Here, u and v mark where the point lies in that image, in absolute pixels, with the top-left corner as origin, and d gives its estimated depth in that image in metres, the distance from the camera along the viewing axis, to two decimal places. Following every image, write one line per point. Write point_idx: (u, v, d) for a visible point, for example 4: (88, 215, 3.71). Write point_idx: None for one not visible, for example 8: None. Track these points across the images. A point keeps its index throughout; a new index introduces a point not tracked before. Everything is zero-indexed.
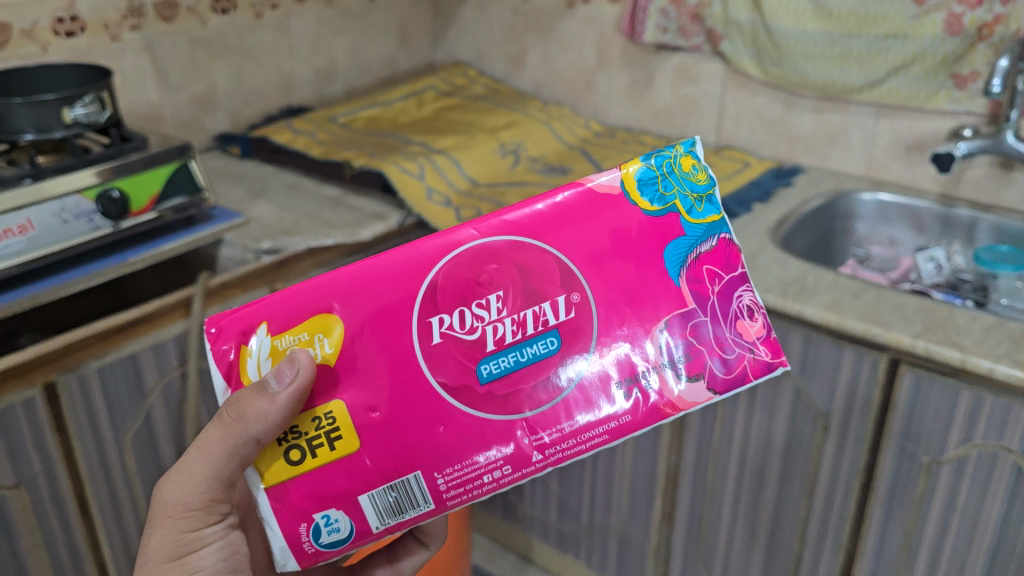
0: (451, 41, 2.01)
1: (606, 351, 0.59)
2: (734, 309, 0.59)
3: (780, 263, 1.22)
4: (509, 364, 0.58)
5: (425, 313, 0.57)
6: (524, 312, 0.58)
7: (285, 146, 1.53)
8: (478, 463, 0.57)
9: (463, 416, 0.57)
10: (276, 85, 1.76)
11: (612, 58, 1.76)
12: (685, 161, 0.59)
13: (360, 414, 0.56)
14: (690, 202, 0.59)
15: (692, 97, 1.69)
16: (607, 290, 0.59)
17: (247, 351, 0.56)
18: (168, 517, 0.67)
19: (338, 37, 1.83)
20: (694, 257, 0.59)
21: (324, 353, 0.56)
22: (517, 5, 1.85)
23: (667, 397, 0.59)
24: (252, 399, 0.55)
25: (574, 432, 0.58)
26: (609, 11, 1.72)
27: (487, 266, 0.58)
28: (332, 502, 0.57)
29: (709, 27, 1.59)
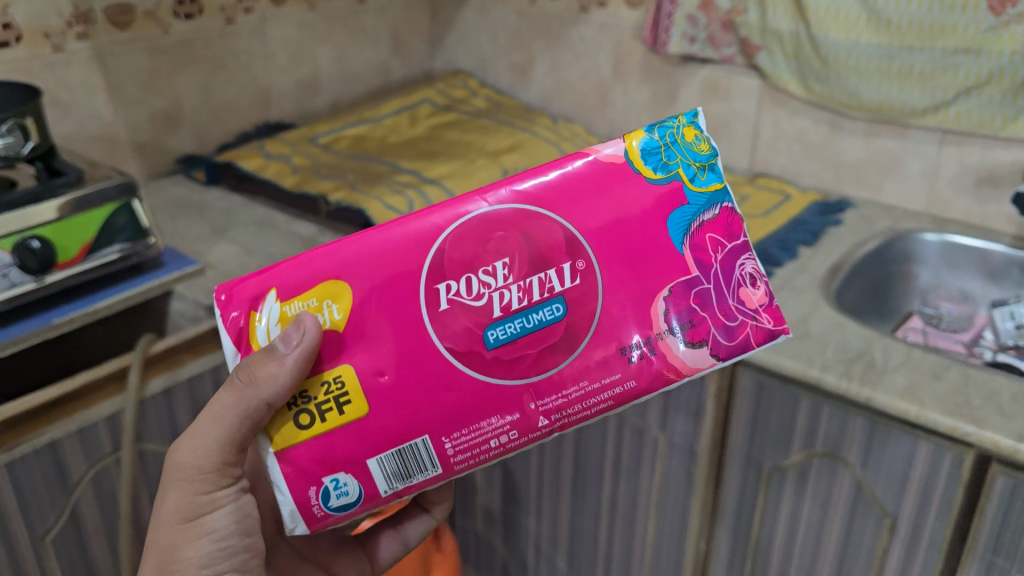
0: (451, 47, 1.79)
1: (611, 320, 0.61)
2: (736, 277, 0.61)
3: (839, 330, 1.01)
4: (516, 330, 0.60)
5: (432, 280, 0.59)
6: (531, 279, 0.60)
7: (254, 174, 1.33)
8: (488, 424, 0.59)
9: (473, 381, 0.59)
10: (252, 99, 1.55)
11: (632, 70, 1.55)
12: (687, 133, 0.62)
13: (366, 377, 0.58)
14: (693, 171, 0.61)
15: (723, 116, 1.48)
16: (615, 260, 0.61)
17: (256, 317, 0.59)
18: (181, 479, 0.63)
19: (323, 43, 1.62)
20: (698, 225, 0.61)
21: (332, 319, 0.58)
22: (524, 8, 1.64)
23: (673, 363, 0.60)
24: (262, 363, 0.56)
25: (581, 396, 0.60)
26: (629, 17, 1.51)
27: (494, 234, 0.60)
28: (339, 465, 0.58)
29: (745, 36, 1.39)
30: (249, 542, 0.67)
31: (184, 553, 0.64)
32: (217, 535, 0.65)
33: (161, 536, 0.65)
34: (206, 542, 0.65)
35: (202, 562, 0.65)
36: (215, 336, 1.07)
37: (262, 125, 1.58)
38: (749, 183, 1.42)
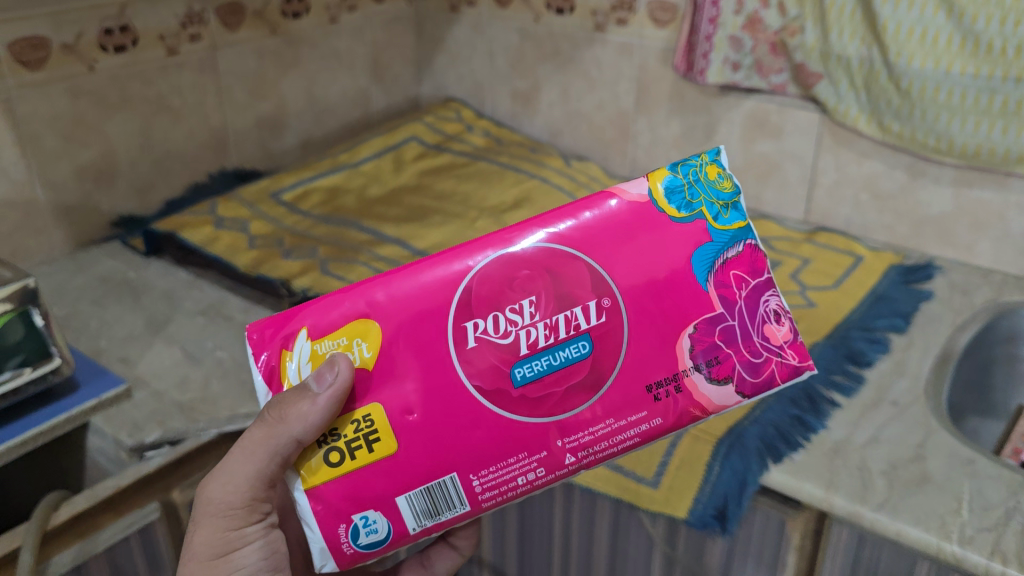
0: (441, 70, 1.53)
1: (638, 356, 0.56)
2: (762, 313, 0.57)
3: (970, 472, 0.76)
4: (542, 368, 0.55)
5: (460, 318, 0.55)
6: (559, 316, 0.56)
7: (202, 249, 1.07)
8: (515, 460, 0.55)
9: (499, 420, 0.55)
10: (205, 143, 1.29)
11: (658, 99, 1.29)
12: (711, 171, 0.58)
13: (395, 416, 0.54)
14: (717, 208, 0.57)
15: (771, 156, 1.23)
16: (643, 299, 0.56)
17: (287, 355, 0.55)
18: (211, 513, 0.57)
19: (289, 72, 1.36)
20: (722, 262, 0.57)
21: (363, 358, 0.55)
22: (526, 25, 1.37)
23: (698, 398, 0.56)
24: (289, 401, 0.52)
25: (608, 433, 0.56)
26: (655, 36, 1.25)
27: (519, 274, 0.56)
28: (369, 503, 0.54)
29: (801, 61, 1.13)
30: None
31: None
32: (248, 571, 0.59)
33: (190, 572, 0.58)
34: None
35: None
36: (148, 486, 0.79)
37: (217, 175, 1.32)
38: (805, 240, 1.17)
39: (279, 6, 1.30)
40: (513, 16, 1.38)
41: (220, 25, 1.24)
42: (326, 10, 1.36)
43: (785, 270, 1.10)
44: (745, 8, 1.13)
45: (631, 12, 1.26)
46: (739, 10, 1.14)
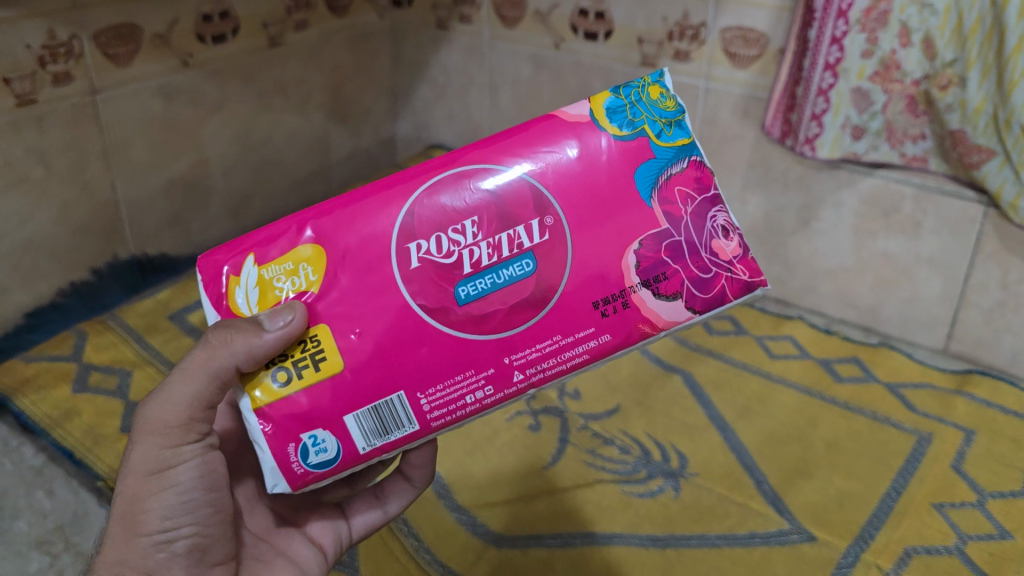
0: (425, 106, 1.14)
1: (592, 274, 0.49)
2: (709, 228, 0.50)
3: None
4: (486, 286, 0.48)
5: (401, 239, 0.48)
6: (503, 235, 0.48)
7: (47, 430, 0.68)
8: (463, 377, 0.48)
9: (449, 339, 0.47)
10: (89, 225, 0.87)
11: (733, 167, 0.91)
12: (654, 91, 0.51)
13: (342, 340, 0.47)
14: (661, 126, 0.50)
15: (898, 262, 0.86)
16: (588, 215, 0.49)
17: (235, 281, 0.48)
18: (147, 428, 0.48)
19: (215, 115, 0.95)
20: (667, 181, 0.50)
21: (307, 282, 0.47)
22: (542, 50, 0.99)
23: (647, 314, 0.49)
24: (230, 334, 0.45)
25: (555, 350, 0.48)
26: (730, 79, 0.87)
27: (461, 195, 0.48)
28: (318, 422, 0.46)
29: (957, 128, 0.75)
30: (218, 498, 0.51)
31: (149, 512, 0.49)
32: (185, 493, 0.49)
33: (123, 494, 0.49)
34: (172, 501, 0.49)
35: (167, 519, 0.49)
36: None
37: (108, 268, 0.90)
38: (953, 390, 0.81)
39: (193, 27, 0.90)
40: (526, 38, 0.99)
41: (99, 56, 0.82)
42: (264, 28, 0.96)
43: (936, 453, 0.74)
44: (877, 49, 0.75)
45: (698, 43, 0.87)
46: (868, 52, 0.76)
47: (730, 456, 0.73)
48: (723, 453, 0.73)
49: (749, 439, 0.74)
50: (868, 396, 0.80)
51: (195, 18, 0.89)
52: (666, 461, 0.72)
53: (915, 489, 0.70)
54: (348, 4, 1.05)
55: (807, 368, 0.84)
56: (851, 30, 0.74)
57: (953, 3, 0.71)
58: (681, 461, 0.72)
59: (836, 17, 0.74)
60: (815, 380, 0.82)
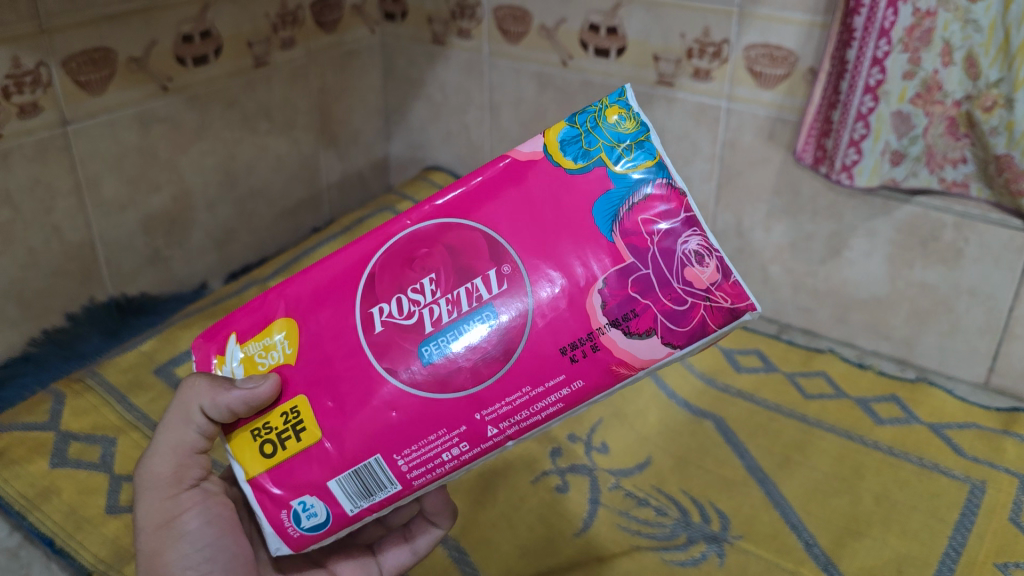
0: (420, 125, 1.08)
1: (559, 317, 0.40)
2: (679, 254, 0.39)
3: None
4: (446, 344, 0.41)
5: (362, 303, 0.42)
6: (461, 286, 0.41)
7: (23, 514, 0.61)
8: (436, 438, 0.41)
9: (410, 402, 0.41)
10: (63, 268, 0.80)
11: (756, 193, 0.86)
12: (614, 112, 0.41)
13: (318, 406, 0.42)
14: (617, 151, 0.40)
15: (937, 291, 0.80)
16: (548, 256, 0.40)
17: (224, 363, 0.46)
18: (144, 487, 0.49)
19: (199, 143, 0.88)
20: (627, 210, 0.40)
21: (284, 354, 0.44)
22: (548, 67, 0.93)
23: (621, 355, 0.39)
24: (194, 386, 0.45)
25: (526, 404, 0.40)
26: (754, 100, 0.82)
27: (417, 250, 0.42)
28: (306, 487, 0.42)
29: (1003, 153, 0.69)
30: (235, 544, 0.49)
31: (166, 564, 0.47)
32: (197, 540, 0.48)
33: (142, 555, 0.48)
34: (187, 549, 0.48)
35: (186, 568, 0.48)
36: None
37: (84, 313, 0.83)
38: (999, 431, 0.75)
39: (172, 49, 0.83)
40: (530, 55, 0.94)
41: (70, 84, 0.75)
42: (249, 47, 0.90)
43: (991, 504, 0.68)
44: (920, 70, 0.69)
45: (719, 61, 0.82)
46: (911, 73, 0.69)
47: (776, 513, 0.67)
48: (766, 510, 0.67)
49: (792, 494, 0.69)
50: (911, 439, 0.74)
51: (173, 39, 0.82)
52: (706, 522, 0.66)
53: (974, 548, 0.64)
54: (336, 20, 0.99)
55: (845, 409, 0.78)
56: (894, 50, 0.68)
57: (999, 18, 0.65)
58: (723, 522, 0.66)
59: (878, 36, 0.68)
60: (854, 423, 0.76)
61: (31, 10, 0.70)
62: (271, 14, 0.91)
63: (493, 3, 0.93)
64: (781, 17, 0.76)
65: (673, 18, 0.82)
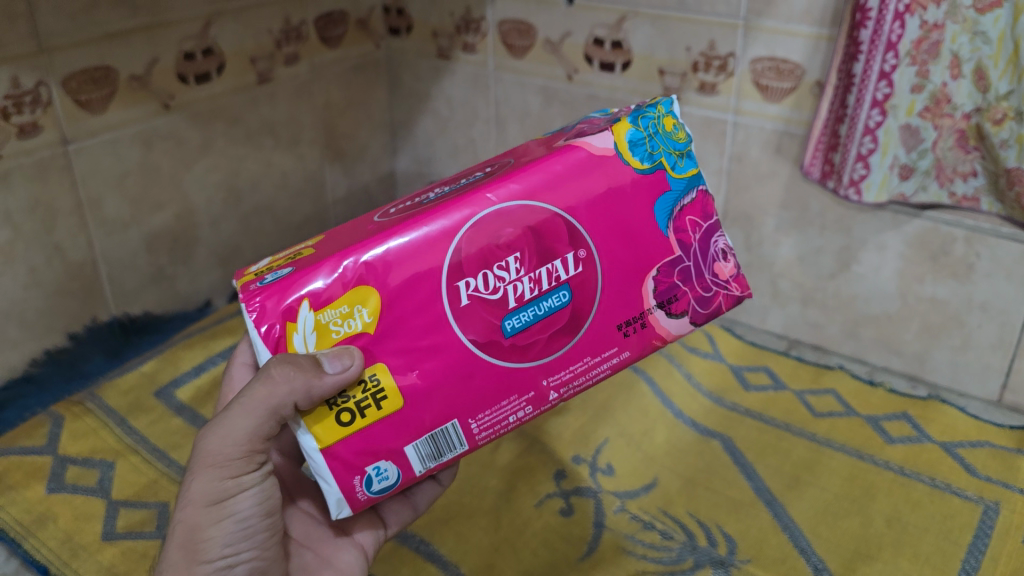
0: (426, 140, 1.07)
1: (619, 298, 0.49)
2: (712, 252, 0.51)
3: None
4: (529, 318, 0.47)
5: (450, 278, 0.46)
6: (543, 268, 0.47)
7: (18, 541, 0.60)
8: (507, 402, 0.48)
9: (494, 370, 0.47)
10: (66, 288, 0.79)
11: (765, 207, 0.84)
12: (668, 123, 0.50)
13: (401, 374, 0.46)
14: (676, 158, 0.49)
15: (948, 306, 0.79)
16: (615, 245, 0.48)
17: (292, 327, 0.44)
18: (205, 460, 0.46)
19: (201, 161, 0.88)
20: (680, 210, 0.49)
21: (363, 323, 0.45)
22: (553, 82, 0.92)
23: (661, 331, 0.50)
24: (292, 379, 0.43)
25: (585, 369, 0.49)
26: (761, 113, 0.80)
27: (503, 231, 0.46)
28: (382, 453, 0.46)
29: (1015, 166, 0.68)
30: (273, 520, 0.50)
31: (209, 541, 0.47)
32: (243, 519, 0.48)
33: (182, 523, 0.47)
34: (232, 527, 0.48)
35: (227, 546, 0.48)
36: None
37: (87, 332, 0.82)
38: (1014, 449, 0.73)
39: (174, 66, 0.82)
40: (535, 69, 0.93)
41: (69, 102, 0.75)
42: (251, 63, 0.89)
43: (1005, 526, 0.66)
44: (928, 83, 0.69)
45: (725, 75, 0.81)
46: (919, 86, 0.69)
47: (783, 536, 0.66)
48: (775, 533, 0.66)
49: (801, 516, 0.68)
50: (923, 458, 0.73)
51: (175, 56, 0.82)
52: (713, 546, 0.65)
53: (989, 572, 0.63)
54: (340, 35, 0.98)
55: (856, 428, 0.77)
56: (902, 63, 0.67)
57: (1007, 30, 0.64)
58: (730, 546, 0.65)
59: (884, 50, 0.67)
60: (865, 442, 0.75)
61: (30, 29, 0.70)
62: (274, 30, 0.91)
63: (498, 17, 0.93)
64: (787, 29, 0.75)
65: (678, 31, 0.81)
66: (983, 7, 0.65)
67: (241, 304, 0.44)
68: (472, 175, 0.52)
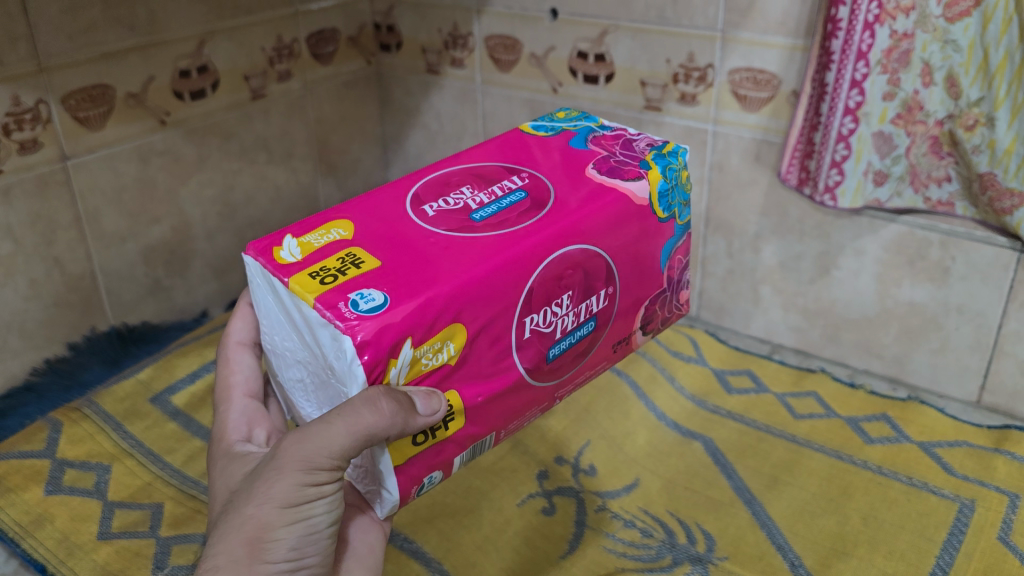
0: (416, 153, 1.09)
1: (621, 319, 0.53)
2: (681, 281, 0.57)
3: None
4: (565, 346, 0.49)
5: (522, 314, 0.46)
6: (583, 303, 0.49)
7: (17, 541, 0.63)
8: (529, 412, 0.50)
9: (530, 390, 0.49)
10: (64, 299, 0.82)
11: (747, 214, 0.86)
12: (684, 174, 0.53)
13: (468, 399, 0.45)
14: (684, 210, 0.54)
15: (924, 309, 0.80)
16: (632, 278, 0.52)
17: (392, 362, 0.41)
18: (295, 461, 0.44)
19: (197, 175, 0.90)
20: (675, 251, 0.54)
21: (449, 356, 0.43)
22: (538, 95, 0.94)
23: (632, 343, 0.56)
24: (399, 417, 0.40)
25: (581, 379, 0.53)
26: (740, 123, 0.82)
27: (565, 272, 0.47)
28: (440, 466, 0.46)
29: (986, 171, 0.69)
30: (338, 529, 0.48)
31: (277, 542, 0.45)
32: (314, 524, 0.46)
33: (250, 520, 0.44)
34: (301, 531, 0.45)
35: (292, 549, 0.45)
36: None
37: (85, 343, 0.84)
38: (991, 448, 0.75)
39: (170, 84, 0.85)
40: (520, 83, 0.95)
41: (69, 120, 0.77)
42: (245, 80, 0.92)
43: (980, 522, 0.68)
44: (899, 90, 0.70)
45: (705, 85, 0.83)
46: (890, 94, 0.70)
47: (759, 534, 0.67)
48: (753, 531, 0.68)
49: (779, 515, 0.69)
50: (901, 458, 0.74)
51: (172, 75, 0.85)
52: (692, 544, 0.67)
53: (962, 567, 0.64)
54: (332, 52, 1.01)
55: (835, 429, 0.78)
56: (872, 72, 0.69)
57: (977, 38, 0.66)
58: (708, 543, 0.67)
59: (855, 59, 0.68)
60: (844, 443, 0.77)
61: (29, 49, 0.73)
62: (267, 48, 0.93)
63: (484, 33, 0.95)
64: (763, 41, 0.77)
65: (658, 43, 0.83)
66: (953, 16, 0.66)
67: (337, 332, 0.40)
68: (504, 187, 0.50)
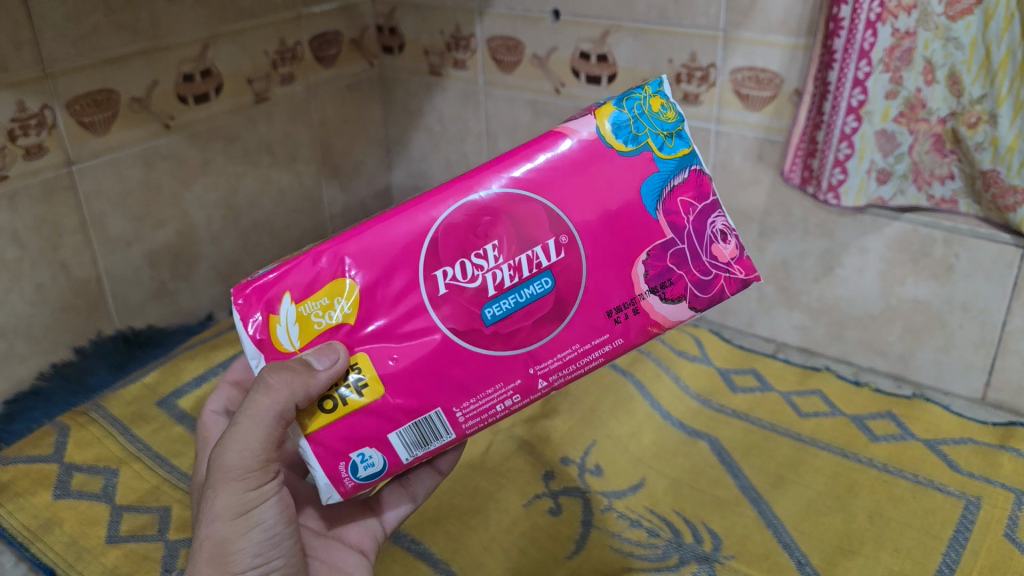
0: (420, 155, 1.10)
1: (605, 281, 0.48)
2: (709, 234, 0.48)
3: None
4: (510, 306, 0.47)
5: (427, 267, 0.47)
6: (522, 255, 0.47)
7: (25, 545, 0.63)
8: (494, 389, 0.48)
9: (478, 357, 0.47)
10: (71, 304, 0.82)
11: (750, 213, 0.87)
12: (657, 102, 0.48)
13: (381, 361, 0.46)
14: (662, 138, 0.47)
15: (928, 306, 0.80)
16: (597, 228, 0.47)
17: (275, 319, 0.46)
18: (225, 474, 0.46)
19: (201, 178, 0.90)
20: (670, 191, 0.47)
21: (344, 315, 0.46)
22: (542, 96, 0.94)
23: (657, 316, 0.48)
24: (284, 386, 0.44)
25: (575, 357, 0.48)
26: (741, 122, 0.83)
27: (480, 220, 0.47)
28: (366, 441, 0.46)
29: (989, 168, 0.69)
30: (298, 530, 0.50)
31: (238, 553, 0.47)
32: (270, 527, 0.48)
33: (207, 541, 0.47)
34: (259, 537, 0.47)
35: (257, 555, 0.47)
36: None
37: (92, 347, 0.85)
38: (996, 445, 0.75)
39: (173, 88, 0.85)
40: (523, 84, 0.95)
41: (74, 126, 0.78)
42: (248, 84, 0.92)
43: (986, 520, 0.68)
44: (902, 89, 0.70)
45: (707, 85, 0.83)
46: (893, 93, 0.70)
47: (766, 533, 0.68)
48: (759, 531, 0.68)
49: (785, 514, 0.69)
50: (906, 455, 0.75)
51: (175, 79, 0.85)
52: (699, 543, 0.67)
53: (969, 564, 0.64)
54: (335, 54, 1.01)
55: (840, 426, 0.79)
56: (875, 70, 0.69)
57: (979, 36, 0.66)
58: (715, 543, 0.67)
59: (857, 57, 0.68)
60: (849, 441, 0.77)
61: (34, 56, 0.73)
62: (270, 52, 0.93)
63: (487, 34, 0.95)
64: (764, 40, 0.77)
65: (661, 44, 0.84)
66: (955, 14, 0.66)
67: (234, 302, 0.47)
68: None
